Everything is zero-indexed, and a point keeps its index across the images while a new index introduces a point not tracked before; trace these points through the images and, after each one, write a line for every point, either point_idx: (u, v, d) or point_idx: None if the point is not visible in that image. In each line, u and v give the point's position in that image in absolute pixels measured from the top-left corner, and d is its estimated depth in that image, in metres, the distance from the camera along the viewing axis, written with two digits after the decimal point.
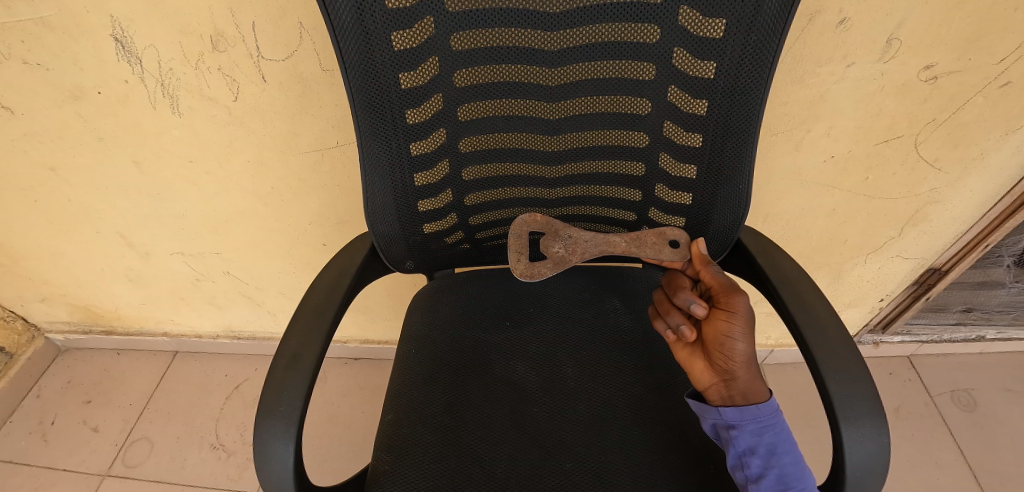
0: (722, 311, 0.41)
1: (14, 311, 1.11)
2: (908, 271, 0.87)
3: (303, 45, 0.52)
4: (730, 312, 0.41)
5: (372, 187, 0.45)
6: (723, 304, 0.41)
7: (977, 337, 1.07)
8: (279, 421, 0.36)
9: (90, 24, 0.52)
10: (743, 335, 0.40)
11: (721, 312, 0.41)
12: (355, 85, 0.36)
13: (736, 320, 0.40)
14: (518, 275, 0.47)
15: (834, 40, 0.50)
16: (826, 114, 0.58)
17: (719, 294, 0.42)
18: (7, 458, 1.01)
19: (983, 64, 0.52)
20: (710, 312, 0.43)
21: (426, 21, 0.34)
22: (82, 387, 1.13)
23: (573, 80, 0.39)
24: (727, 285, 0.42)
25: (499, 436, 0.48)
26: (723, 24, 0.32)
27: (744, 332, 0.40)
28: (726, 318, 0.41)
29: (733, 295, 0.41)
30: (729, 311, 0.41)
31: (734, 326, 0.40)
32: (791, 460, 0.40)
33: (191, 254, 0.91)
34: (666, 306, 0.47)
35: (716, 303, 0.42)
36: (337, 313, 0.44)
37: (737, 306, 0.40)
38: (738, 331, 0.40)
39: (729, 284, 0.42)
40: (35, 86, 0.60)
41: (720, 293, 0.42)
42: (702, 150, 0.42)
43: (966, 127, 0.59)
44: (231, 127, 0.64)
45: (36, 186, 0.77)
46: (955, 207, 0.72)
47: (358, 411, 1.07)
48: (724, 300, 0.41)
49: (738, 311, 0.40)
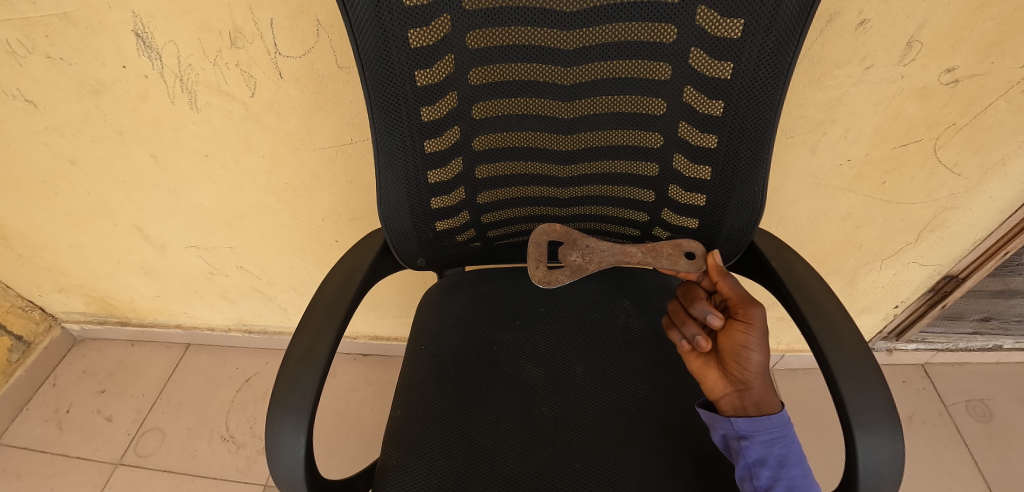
0: (739, 323, 0.40)
1: (32, 301, 1.13)
2: (925, 277, 0.85)
3: (320, 42, 0.53)
4: (747, 324, 0.40)
5: (386, 184, 0.46)
6: (739, 316, 0.40)
7: (995, 347, 1.05)
8: (291, 414, 0.37)
9: (112, 20, 0.53)
10: (759, 346, 0.39)
11: (738, 323, 0.41)
12: (371, 80, 0.36)
13: (752, 332, 0.39)
14: (540, 280, 0.46)
15: (853, 41, 0.49)
16: (844, 116, 0.58)
17: (736, 305, 0.41)
18: (23, 445, 1.03)
19: (1006, 68, 0.51)
20: (726, 322, 0.42)
21: (442, 18, 0.34)
22: (97, 377, 1.15)
23: (588, 79, 0.39)
24: (743, 296, 0.41)
25: (507, 434, 0.48)
26: (740, 24, 0.32)
27: (760, 342, 0.39)
28: (742, 329, 0.40)
29: (750, 307, 0.40)
30: (746, 322, 0.40)
31: (750, 338, 0.40)
32: (799, 472, 0.41)
33: (205, 248, 0.92)
34: (681, 319, 0.47)
35: (733, 314, 0.42)
36: (349, 308, 0.44)
37: (754, 318, 0.39)
38: (754, 342, 0.40)
39: (746, 296, 0.41)
40: (59, 80, 0.61)
41: (737, 304, 0.41)
42: (718, 151, 0.41)
43: (986, 131, 0.58)
44: (248, 122, 0.65)
45: (56, 179, 0.78)
46: (974, 213, 0.71)
47: (367, 407, 1.08)
48: (741, 312, 0.41)
49: (754, 322, 0.39)
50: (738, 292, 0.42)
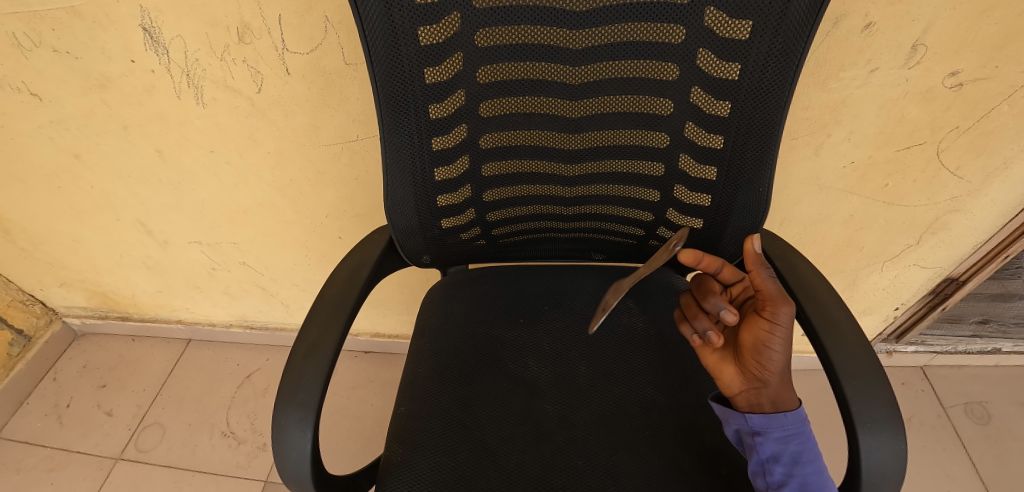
0: (763, 321, 0.39)
1: (33, 295, 1.13)
2: (925, 280, 0.86)
3: (328, 39, 0.53)
4: (772, 323, 0.38)
5: (392, 180, 0.46)
6: (766, 314, 0.38)
7: (993, 350, 1.05)
8: (299, 408, 0.37)
9: (120, 14, 0.54)
10: (782, 346, 0.38)
11: (762, 321, 0.39)
12: (381, 78, 0.36)
13: (778, 331, 0.38)
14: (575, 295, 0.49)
15: (859, 44, 0.50)
16: (848, 119, 0.58)
17: (764, 302, 0.39)
18: (23, 439, 1.03)
19: (1010, 72, 0.51)
20: (749, 318, 0.41)
21: (452, 16, 0.34)
22: (97, 371, 1.15)
23: (595, 79, 0.39)
24: (774, 292, 0.39)
25: (511, 431, 0.48)
26: (748, 26, 0.32)
27: (786, 342, 0.38)
28: (767, 328, 0.39)
29: (778, 306, 0.38)
30: (772, 321, 0.38)
31: (774, 337, 0.38)
32: (814, 470, 0.40)
33: (208, 244, 0.92)
34: (701, 311, 0.46)
35: (759, 311, 0.40)
36: (354, 304, 0.45)
37: (780, 317, 0.38)
38: (779, 342, 0.38)
39: (776, 293, 0.39)
40: (65, 74, 0.61)
41: (766, 300, 0.39)
42: (723, 152, 0.41)
43: (989, 135, 0.58)
44: (253, 118, 0.65)
45: (60, 173, 0.78)
46: (976, 216, 0.71)
47: (368, 404, 1.08)
48: (769, 310, 0.38)
49: (781, 322, 0.38)
50: (770, 287, 0.39)
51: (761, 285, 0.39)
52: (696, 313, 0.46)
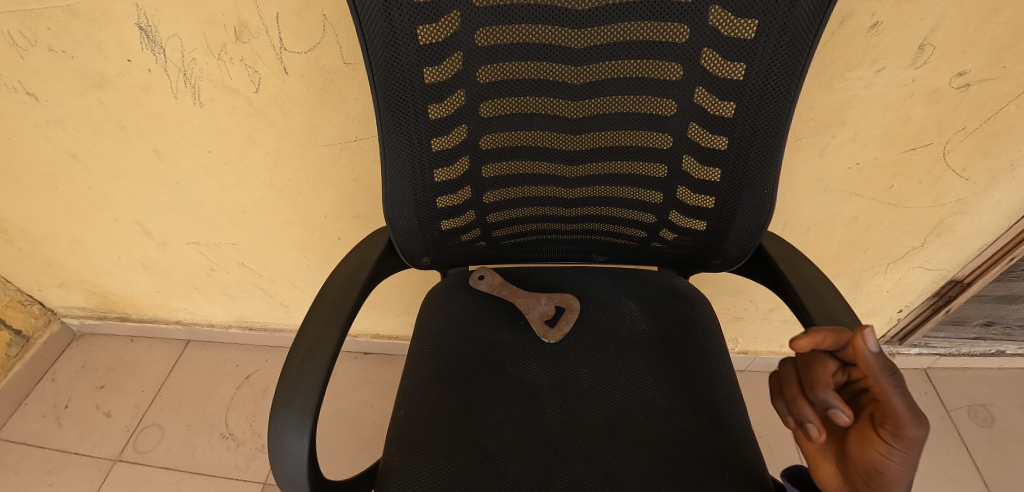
0: (881, 441, 0.28)
1: (31, 296, 1.12)
2: (929, 282, 0.85)
3: (326, 38, 0.52)
4: (892, 448, 0.28)
5: (391, 181, 0.45)
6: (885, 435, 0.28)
7: (997, 352, 1.05)
8: (295, 413, 0.36)
9: (117, 13, 0.53)
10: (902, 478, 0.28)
11: (879, 442, 0.28)
12: (379, 77, 0.36)
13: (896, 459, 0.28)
14: (543, 335, 0.56)
15: (865, 43, 0.49)
16: (853, 120, 0.57)
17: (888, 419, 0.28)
18: (22, 440, 1.03)
19: (1018, 72, 0.50)
20: (864, 430, 0.30)
21: (451, 15, 0.33)
22: (96, 372, 1.15)
23: (597, 79, 0.39)
24: (901, 413, 0.28)
25: (511, 435, 0.48)
26: (754, 25, 0.31)
27: (906, 472, 0.28)
28: (881, 450, 0.28)
29: (906, 429, 0.27)
30: (892, 446, 0.28)
31: (890, 466, 0.28)
32: None
33: (206, 245, 0.92)
34: (797, 395, 0.34)
35: (876, 422, 0.29)
36: (353, 307, 0.44)
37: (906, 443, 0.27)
38: (897, 473, 0.28)
39: (906, 412, 0.28)
40: (61, 73, 0.60)
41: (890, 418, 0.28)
42: (728, 153, 0.41)
43: (996, 136, 0.57)
44: (251, 118, 0.64)
45: (58, 173, 0.78)
46: (982, 218, 0.70)
47: (367, 406, 1.08)
48: (892, 431, 0.28)
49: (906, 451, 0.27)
50: (896, 403, 0.28)
51: (883, 397, 0.29)
52: (788, 392, 0.35)
